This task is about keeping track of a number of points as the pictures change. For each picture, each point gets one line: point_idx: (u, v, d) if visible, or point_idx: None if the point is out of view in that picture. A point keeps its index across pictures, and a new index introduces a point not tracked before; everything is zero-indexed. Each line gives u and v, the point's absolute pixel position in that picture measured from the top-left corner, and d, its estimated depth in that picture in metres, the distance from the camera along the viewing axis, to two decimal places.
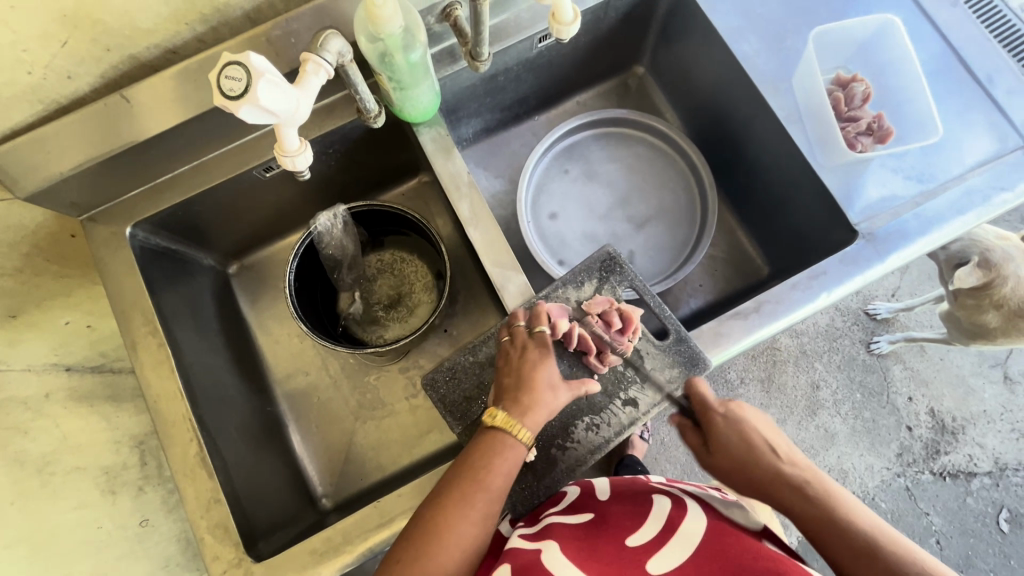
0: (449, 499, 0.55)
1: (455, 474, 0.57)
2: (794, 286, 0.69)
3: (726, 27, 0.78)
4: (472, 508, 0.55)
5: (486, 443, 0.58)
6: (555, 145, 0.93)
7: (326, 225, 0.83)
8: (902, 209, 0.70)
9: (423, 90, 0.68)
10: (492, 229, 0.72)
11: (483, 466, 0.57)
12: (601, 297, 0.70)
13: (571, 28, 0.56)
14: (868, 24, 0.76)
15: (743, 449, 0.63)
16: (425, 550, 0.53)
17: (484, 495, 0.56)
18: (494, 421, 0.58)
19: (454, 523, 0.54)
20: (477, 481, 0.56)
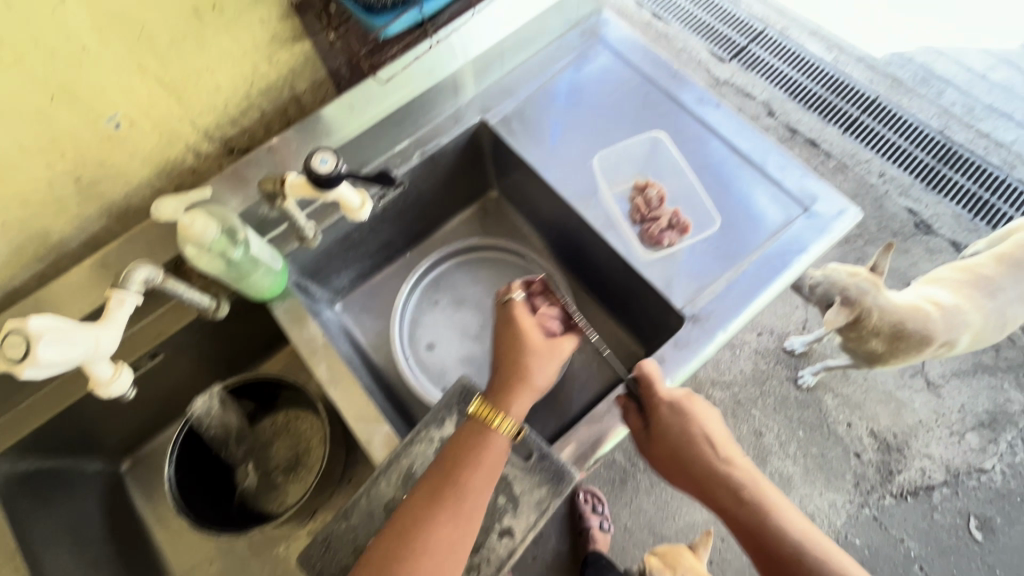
0: (422, 504, 0.62)
1: (429, 476, 0.65)
2: (637, 381, 0.75)
3: (535, 159, 0.89)
4: (446, 514, 0.62)
5: (466, 437, 0.67)
6: (422, 280, 1.00)
7: (202, 409, 0.84)
8: (718, 285, 0.78)
9: (262, 275, 0.74)
10: (351, 384, 0.75)
11: (457, 463, 0.65)
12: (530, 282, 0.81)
13: (363, 208, 0.63)
14: (644, 142, 0.89)
15: (681, 440, 0.72)
16: (397, 560, 0.60)
17: (456, 497, 0.62)
18: (474, 409, 0.68)
19: (429, 525, 0.61)
20: (450, 483, 0.63)
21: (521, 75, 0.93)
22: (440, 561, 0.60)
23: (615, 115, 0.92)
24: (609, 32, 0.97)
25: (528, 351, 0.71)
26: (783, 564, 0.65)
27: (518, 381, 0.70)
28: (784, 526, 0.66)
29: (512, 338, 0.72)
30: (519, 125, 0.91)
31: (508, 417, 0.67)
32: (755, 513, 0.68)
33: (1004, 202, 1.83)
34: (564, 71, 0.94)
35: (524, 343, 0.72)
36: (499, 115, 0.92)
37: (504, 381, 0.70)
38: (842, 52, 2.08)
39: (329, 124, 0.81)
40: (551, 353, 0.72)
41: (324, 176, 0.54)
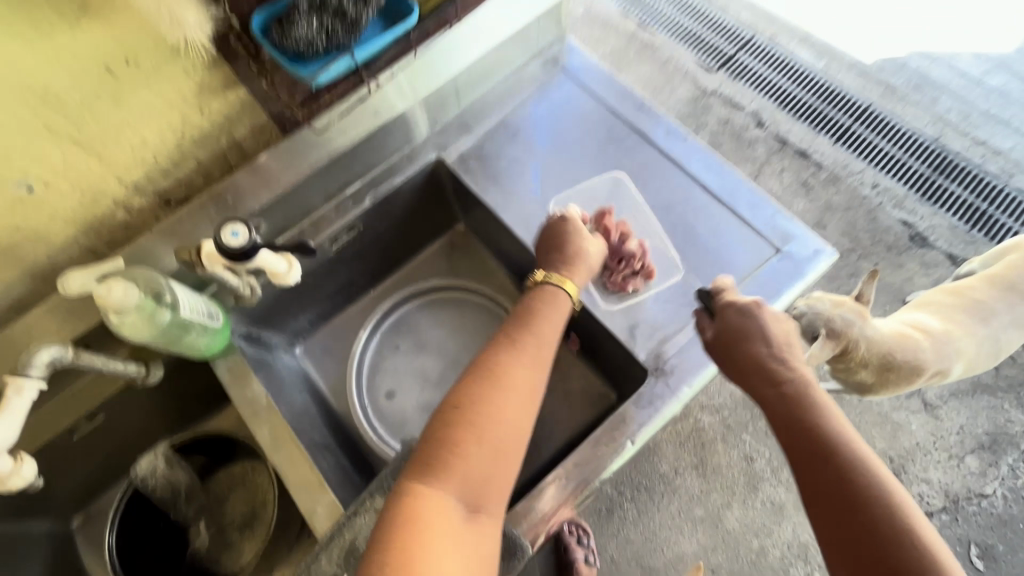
0: (502, 353, 0.64)
1: (506, 335, 0.66)
2: (598, 442, 0.70)
3: (492, 201, 0.85)
4: (523, 363, 0.63)
5: (539, 301, 0.70)
6: (381, 324, 0.96)
7: (146, 469, 0.81)
8: (682, 335, 0.74)
9: (197, 336, 0.70)
10: (294, 450, 0.72)
11: (532, 317, 0.68)
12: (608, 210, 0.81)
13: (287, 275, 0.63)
14: (604, 182, 0.85)
15: (743, 338, 0.66)
16: (481, 402, 0.58)
17: (533, 345, 0.65)
18: (540, 280, 0.72)
19: (507, 369, 0.62)
20: (527, 335, 0.66)
21: (476, 110, 0.90)
22: (517, 405, 0.60)
23: (577, 150, 0.87)
24: (575, 61, 0.93)
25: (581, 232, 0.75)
26: (820, 465, 0.58)
27: (579, 255, 0.74)
28: (837, 432, 0.59)
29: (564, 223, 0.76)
30: (477, 164, 0.88)
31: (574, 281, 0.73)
32: (805, 413, 0.61)
33: (1001, 213, 1.77)
34: (525, 105, 0.91)
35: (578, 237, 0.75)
36: (456, 153, 0.88)
37: (563, 256, 0.74)
38: (832, 59, 2.02)
39: (271, 173, 0.77)
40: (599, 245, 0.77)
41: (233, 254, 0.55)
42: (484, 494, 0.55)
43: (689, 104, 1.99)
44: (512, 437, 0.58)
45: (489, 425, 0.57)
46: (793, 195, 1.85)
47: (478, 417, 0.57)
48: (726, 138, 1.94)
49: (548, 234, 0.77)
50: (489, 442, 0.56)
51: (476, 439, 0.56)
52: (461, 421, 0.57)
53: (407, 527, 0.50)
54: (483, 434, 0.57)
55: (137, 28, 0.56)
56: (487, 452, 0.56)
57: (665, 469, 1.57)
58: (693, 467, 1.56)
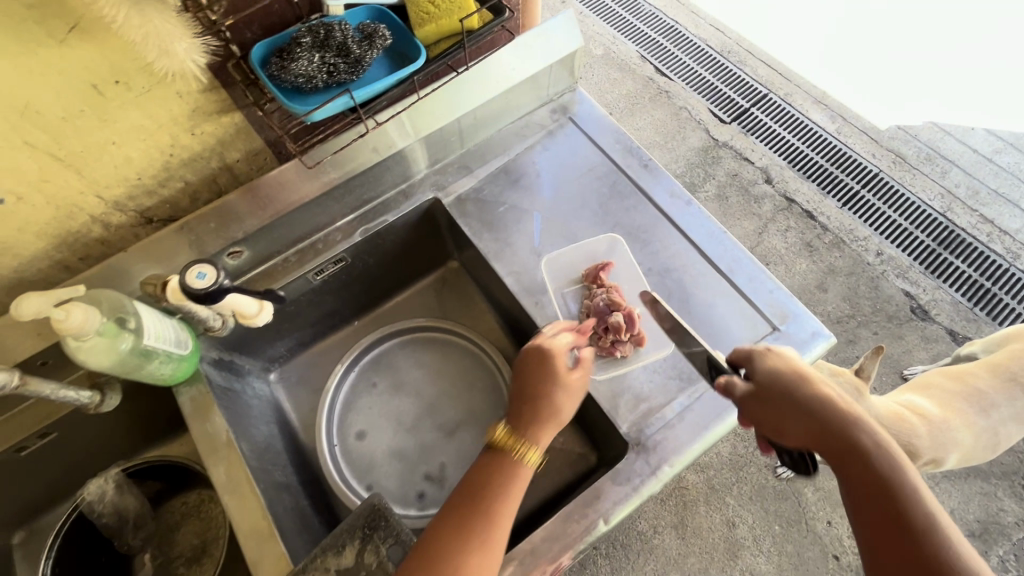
0: (455, 536, 0.57)
1: (456, 505, 0.60)
2: (568, 518, 0.66)
3: (487, 247, 0.83)
4: (479, 553, 0.57)
5: (489, 481, 0.61)
6: (360, 359, 0.93)
7: (94, 493, 0.77)
8: (666, 412, 0.71)
9: (160, 365, 0.67)
10: (249, 493, 0.68)
11: (484, 489, 0.60)
12: (601, 274, 0.80)
13: (258, 316, 0.72)
14: (601, 242, 0.83)
15: (779, 380, 0.63)
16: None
17: (489, 527, 0.58)
18: (497, 440, 0.63)
19: (457, 560, 0.56)
20: (480, 513, 0.59)
21: (480, 153, 0.89)
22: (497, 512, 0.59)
23: (577, 203, 0.85)
24: (585, 110, 0.92)
25: (558, 380, 0.67)
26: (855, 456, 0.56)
27: (545, 414, 0.65)
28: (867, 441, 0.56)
29: (544, 362, 0.68)
30: (474, 208, 0.86)
31: (542, 446, 0.64)
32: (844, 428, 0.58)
33: (1005, 294, 1.75)
34: (530, 152, 0.89)
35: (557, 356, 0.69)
36: (453, 195, 0.86)
37: (533, 410, 0.65)
38: (846, 123, 2.03)
39: (258, 200, 0.74)
40: (582, 389, 0.69)
41: (200, 290, 0.62)
42: None
43: (699, 153, 1.99)
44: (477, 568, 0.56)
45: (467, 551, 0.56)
46: (796, 255, 1.83)
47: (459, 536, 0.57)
48: (733, 191, 1.93)
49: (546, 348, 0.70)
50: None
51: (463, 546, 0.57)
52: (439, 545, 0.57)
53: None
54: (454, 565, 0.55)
55: (127, 52, 0.55)
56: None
57: (643, 526, 1.51)
58: (672, 527, 1.51)
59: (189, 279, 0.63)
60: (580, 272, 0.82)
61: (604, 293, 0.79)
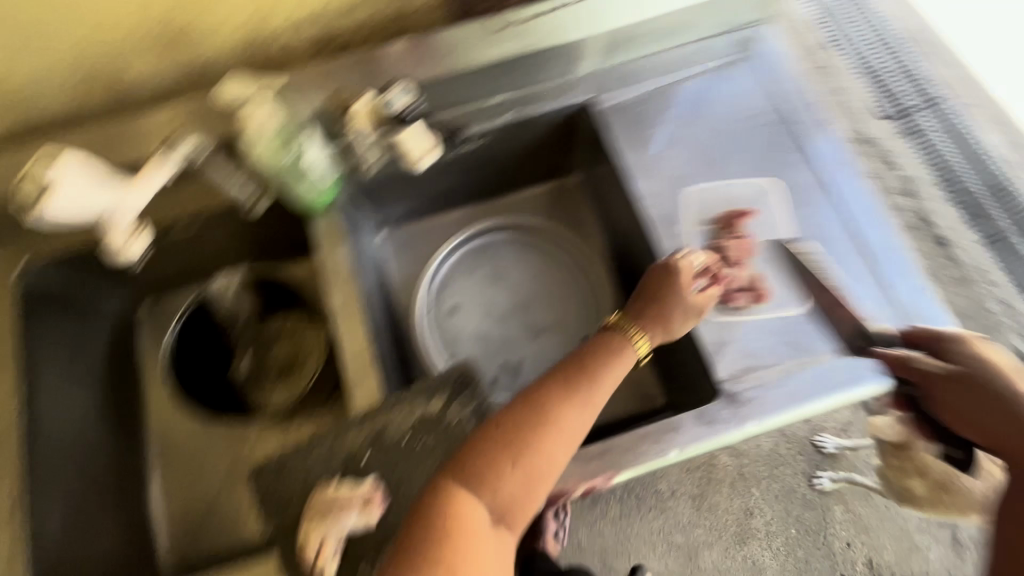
0: (560, 389, 0.61)
1: (567, 364, 0.64)
2: (643, 439, 0.67)
3: (628, 164, 0.81)
4: (581, 407, 0.60)
5: (584, 368, 0.63)
6: (467, 243, 0.96)
7: (219, 287, 0.90)
8: (769, 374, 0.69)
9: (308, 186, 0.73)
10: (357, 324, 0.73)
11: (592, 358, 0.64)
12: (742, 222, 0.77)
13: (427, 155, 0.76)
14: (747, 191, 0.79)
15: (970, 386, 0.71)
16: (524, 434, 0.57)
17: (593, 389, 0.62)
18: (613, 322, 0.68)
19: (562, 407, 0.59)
20: (587, 375, 0.62)
21: (646, 66, 0.84)
22: (580, 406, 0.60)
23: (733, 147, 0.81)
24: (767, 52, 0.86)
25: (681, 297, 0.70)
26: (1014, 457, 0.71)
27: (661, 320, 0.69)
28: None
29: (669, 274, 0.71)
30: (625, 122, 0.83)
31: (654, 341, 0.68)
32: None
33: None
34: (697, 81, 0.85)
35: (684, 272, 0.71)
36: (608, 103, 0.84)
37: (652, 311, 0.69)
38: None
39: (428, 55, 0.76)
40: (701, 312, 0.71)
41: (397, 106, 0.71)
42: (525, 485, 0.56)
43: None
44: (559, 446, 0.58)
45: (552, 428, 0.58)
46: None
47: (547, 414, 0.59)
48: None
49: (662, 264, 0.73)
50: (525, 469, 0.56)
51: (546, 426, 0.58)
52: (526, 416, 0.59)
53: (450, 539, 0.52)
54: (537, 438, 0.57)
55: None
56: (520, 479, 0.56)
57: (664, 487, 1.51)
58: (690, 497, 1.53)
59: (391, 97, 0.71)
60: (715, 213, 0.78)
61: (738, 241, 0.77)
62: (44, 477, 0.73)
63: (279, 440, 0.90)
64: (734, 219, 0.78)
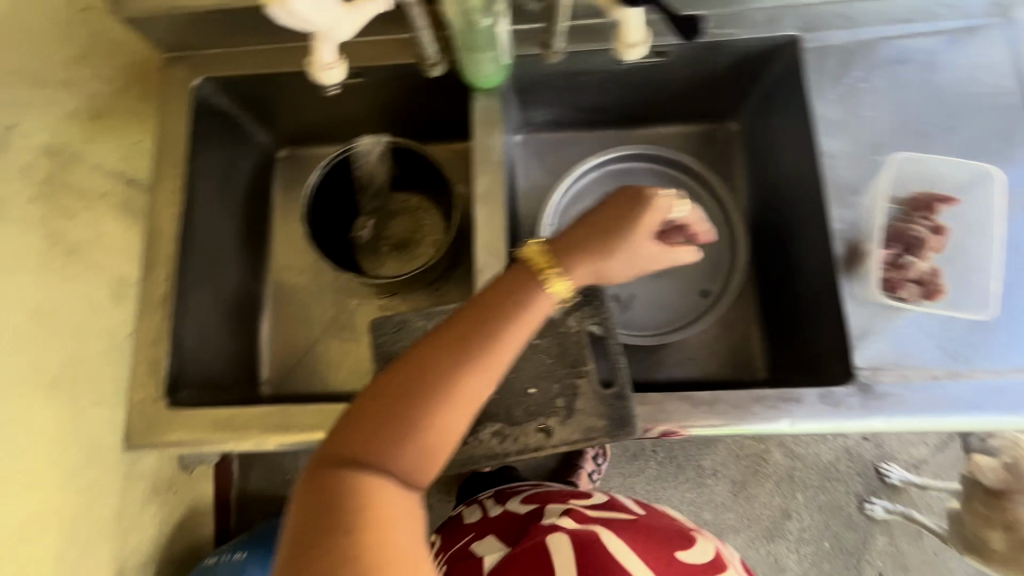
0: (462, 345, 0.46)
1: (464, 313, 0.48)
2: (760, 401, 0.65)
3: (823, 115, 0.72)
4: (487, 361, 0.46)
5: (486, 323, 0.47)
6: (609, 164, 0.91)
7: (365, 147, 0.86)
8: (915, 374, 0.64)
9: (488, 60, 0.69)
10: (498, 213, 0.72)
11: (503, 308, 0.48)
12: (940, 211, 0.70)
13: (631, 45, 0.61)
14: (951, 178, 0.70)
15: None
16: (415, 401, 0.44)
17: (506, 343, 0.47)
18: (523, 257, 0.51)
19: (467, 364, 0.45)
20: (495, 324, 0.47)
21: (875, 10, 0.74)
22: (486, 363, 0.46)
23: (947, 126, 0.72)
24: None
25: (636, 238, 0.54)
26: None
27: (593, 266, 0.52)
28: None
29: (622, 204, 0.54)
30: (832, 69, 0.74)
31: (576, 286, 0.51)
32: None
33: None
34: (925, 43, 0.74)
35: (643, 222, 0.54)
36: (817, 43, 0.74)
37: (584, 252, 0.52)
38: None
39: None
40: (647, 268, 0.56)
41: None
42: (420, 462, 0.44)
43: None
44: (460, 412, 0.45)
45: (449, 392, 0.44)
46: None
47: (442, 374, 0.45)
48: None
49: (611, 196, 0.56)
50: (425, 434, 0.44)
51: (440, 389, 0.44)
52: (415, 382, 0.44)
53: (348, 525, 0.41)
54: (428, 407, 0.44)
55: None
56: (418, 448, 0.44)
57: (706, 464, 1.52)
58: (731, 481, 1.51)
59: None
60: (908, 194, 0.71)
61: (929, 230, 0.70)
62: (190, 280, 0.79)
63: (378, 307, 0.97)
64: (931, 204, 0.70)
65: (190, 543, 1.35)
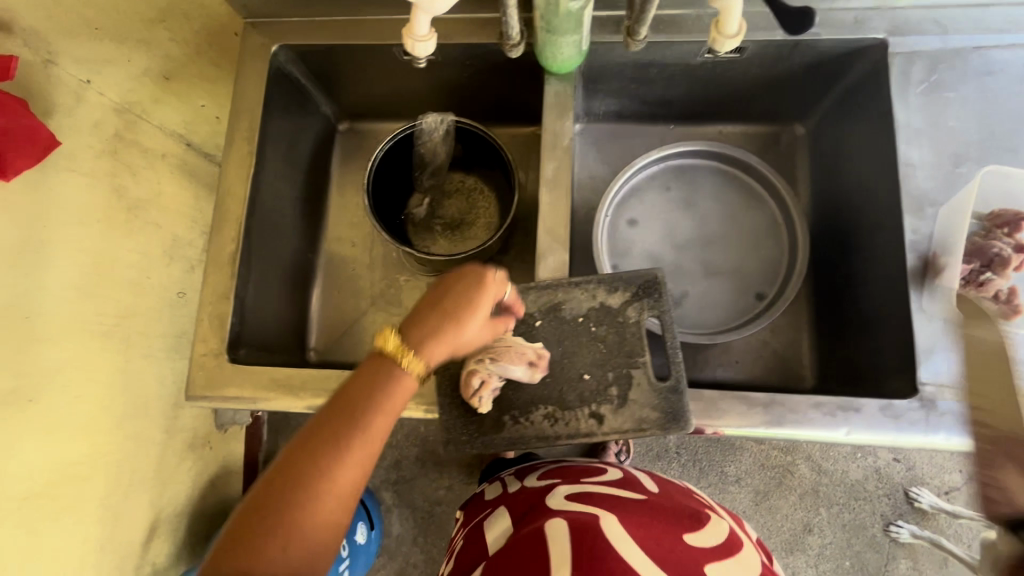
0: (325, 451, 0.46)
1: (324, 420, 0.47)
2: (818, 407, 0.64)
3: (905, 123, 0.71)
4: (354, 460, 0.46)
5: (347, 423, 0.47)
6: (673, 159, 0.89)
7: (429, 125, 0.87)
8: (982, 395, 0.62)
9: (567, 43, 0.69)
10: (563, 198, 0.72)
11: (364, 407, 0.48)
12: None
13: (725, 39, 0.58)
14: None
15: None
16: (288, 514, 0.44)
17: (368, 442, 0.47)
18: (383, 347, 0.51)
19: (332, 469, 0.45)
20: (359, 424, 0.47)
21: (965, 19, 0.72)
22: (354, 464, 0.46)
23: None
24: None
25: (476, 316, 0.55)
26: None
27: (447, 345, 0.54)
28: None
29: (467, 287, 0.55)
30: (919, 76, 0.72)
31: (429, 366, 0.52)
32: None
33: None
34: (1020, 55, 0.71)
35: (479, 301, 0.55)
36: (906, 48, 0.72)
37: (429, 334, 0.53)
38: None
39: None
40: (486, 338, 0.59)
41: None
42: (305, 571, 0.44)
43: None
44: (335, 517, 0.46)
45: (323, 500, 0.45)
46: None
47: (310, 484, 0.45)
48: None
49: (444, 279, 0.56)
50: (298, 550, 0.44)
51: (312, 498, 0.44)
52: (288, 497, 0.44)
53: None
54: (302, 518, 0.44)
55: None
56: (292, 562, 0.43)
57: (729, 471, 1.50)
58: (754, 490, 1.49)
59: None
60: (988, 210, 0.69)
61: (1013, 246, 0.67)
62: (255, 243, 0.80)
63: (426, 285, 0.99)
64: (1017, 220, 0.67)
65: (219, 500, 1.39)
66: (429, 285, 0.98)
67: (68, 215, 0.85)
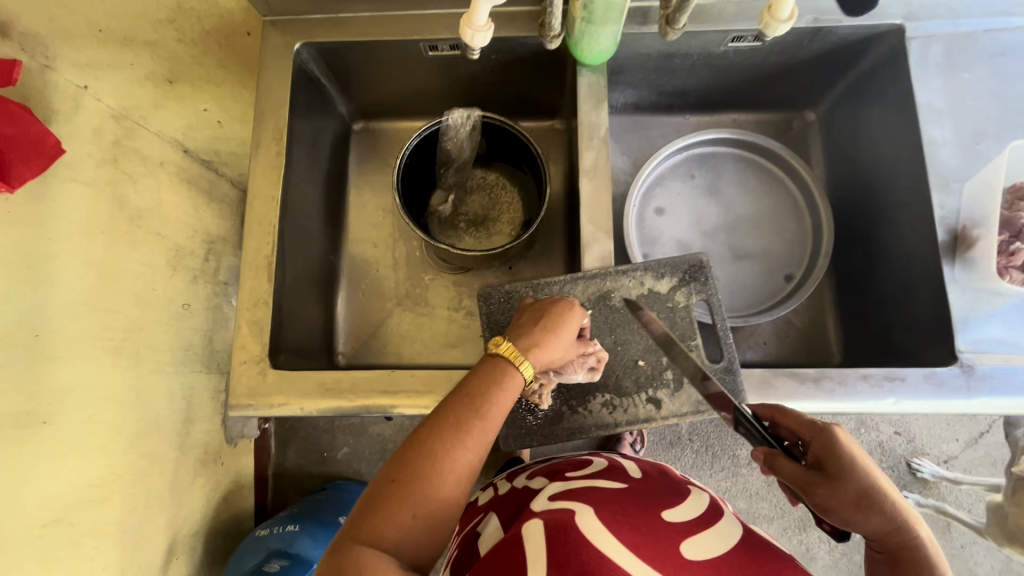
0: (449, 435, 0.51)
1: (450, 402, 0.53)
2: (865, 379, 0.66)
3: (926, 103, 0.74)
4: (472, 441, 0.51)
5: (467, 407, 0.52)
6: (695, 147, 0.91)
7: (456, 120, 0.85)
8: (1018, 358, 0.65)
9: (605, 33, 0.70)
10: (604, 187, 0.72)
11: (483, 398, 0.53)
12: None
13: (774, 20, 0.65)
14: None
15: None
16: (416, 480, 0.49)
17: (482, 433, 0.52)
18: (496, 352, 0.56)
19: (453, 456, 0.50)
20: (478, 414, 0.52)
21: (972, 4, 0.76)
22: (473, 444, 0.51)
23: None
24: None
25: (568, 329, 0.60)
26: None
27: (550, 354, 0.58)
28: None
29: (562, 308, 0.61)
30: (935, 58, 0.75)
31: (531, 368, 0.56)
32: None
33: None
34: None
35: (570, 318, 0.60)
36: (921, 32, 0.75)
37: (531, 344, 0.57)
38: None
39: None
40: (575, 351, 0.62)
41: None
42: (423, 531, 0.50)
43: None
44: (454, 490, 0.51)
45: (448, 471, 0.50)
46: None
47: (438, 454, 0.50)
48: None
49: (544, 299, 0.62)
50: (422, 514, 0.49)
51: (441, 466, 0.50)
52: (419, 463, 0.50)
53: None
54: (430, 483, 0.50)
55: None
56: (419, 528, 0.49)
57: (741, 454, 1.53)
58: None
59: None
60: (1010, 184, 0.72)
61: None
62: (287, 247, 0.79)
63: (452, 282, 0.98)
64: None
65: (232, 517, 1.34)
66: (455, 282, 0.97)
67: (78, 225, 0.81)
